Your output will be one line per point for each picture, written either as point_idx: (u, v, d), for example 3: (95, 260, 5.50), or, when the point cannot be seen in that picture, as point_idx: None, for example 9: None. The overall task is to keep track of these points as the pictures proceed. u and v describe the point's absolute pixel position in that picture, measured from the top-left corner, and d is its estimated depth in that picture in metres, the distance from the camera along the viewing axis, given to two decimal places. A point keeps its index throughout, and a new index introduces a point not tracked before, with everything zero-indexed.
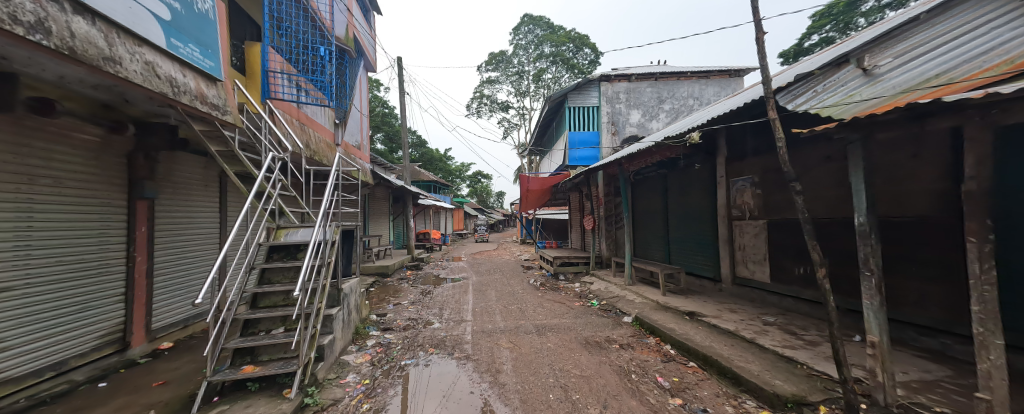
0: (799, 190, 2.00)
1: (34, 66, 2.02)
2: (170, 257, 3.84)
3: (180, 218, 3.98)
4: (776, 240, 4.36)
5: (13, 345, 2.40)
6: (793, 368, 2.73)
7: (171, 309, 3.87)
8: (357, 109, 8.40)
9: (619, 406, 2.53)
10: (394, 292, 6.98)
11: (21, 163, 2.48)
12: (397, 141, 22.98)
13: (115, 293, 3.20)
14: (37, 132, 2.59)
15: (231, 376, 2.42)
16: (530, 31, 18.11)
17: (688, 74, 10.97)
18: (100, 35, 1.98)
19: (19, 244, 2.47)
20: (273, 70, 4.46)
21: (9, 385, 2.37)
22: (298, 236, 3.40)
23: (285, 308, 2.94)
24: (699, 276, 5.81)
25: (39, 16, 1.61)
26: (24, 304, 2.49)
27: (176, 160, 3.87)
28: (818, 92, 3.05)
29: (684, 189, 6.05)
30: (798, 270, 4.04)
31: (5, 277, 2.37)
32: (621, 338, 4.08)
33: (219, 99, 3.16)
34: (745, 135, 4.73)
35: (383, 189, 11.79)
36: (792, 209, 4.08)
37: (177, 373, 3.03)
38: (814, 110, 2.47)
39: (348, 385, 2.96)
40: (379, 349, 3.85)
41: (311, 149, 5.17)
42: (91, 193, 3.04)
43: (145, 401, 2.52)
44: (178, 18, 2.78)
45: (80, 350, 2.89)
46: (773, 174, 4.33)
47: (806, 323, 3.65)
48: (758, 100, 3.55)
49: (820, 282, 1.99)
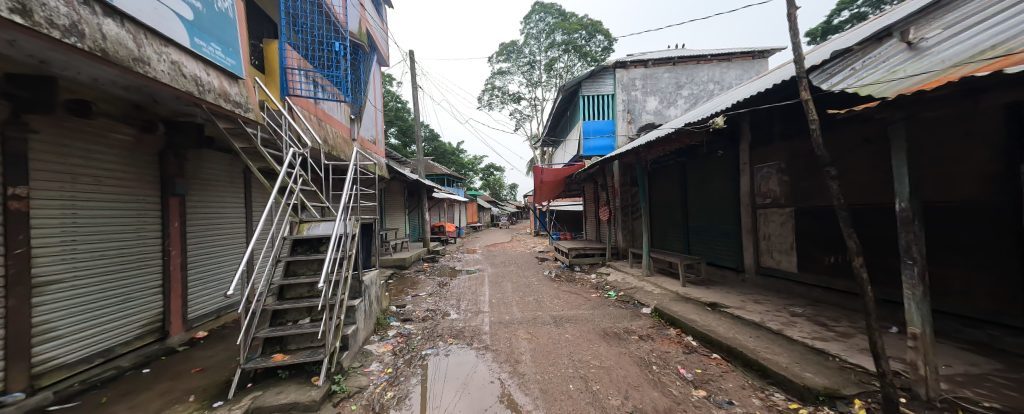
0: (834, 175, 1.90)
1: (72, 70, 2.12)
2: (201, 251, 3.99)
3: (210, 213, 4.14)
4: (805, 228, 4.18)
5: (64, 333, 2.59)
6: (824, 360, 2.63)
7: (204, 300, 4.04)
8: (372, 104, 8.51)
9: (642, 397, 2.51)
10: (413, 283, 7.11)
11: (65, 163, 2.64)
12: (411, 135, 23.19)
13: (153, 284, 3.38)
14: (77, 133, 2.73)
15: (263, 364, 2.53)
16: (541, 19, 17.69)
17: (708, 57, 10.54)
18: (129, 37, 2.05)
19: (67, 239, 2.64)
20: (291, 67, 4.53)
21: (62, 371, 2.57)
22: (320, 230, 3.50)
23: (310, 299, 3.04)
24: (721, 266, 5.65)
25: (73, 19, 1.69)
26: (73, 296, 2.66)
27: (203, 157, 4.01)
28: (856, 70, 2.75)
29: (706, 177, 5.84)
30: (828, 259, 3.86)
31: (54, 270, 2.53)
32: (640, 329, 4.02)
33: (241, 97, 3.22)
34: (771, 119, 4.50)
35: (398, 183, 11.83)
36: (823, 195, 3.89)
37: (213, 360, 3.18)
38: (852, 89, 2.31)
39: (372, 373, 3.05)
40: (400, 339, 3.94)
41: (329, 144, 5.23)
42: (129, 190, 3.20)
43: (185, 387, 2.67)
44: (200, 17, 2.82)
45: (125, 338, 3.07)
46: (802, 159, 4.13)
47: (837, 314, 3.50)
48: (789, 82, 3.35)
49: (857, 271, 1.90)
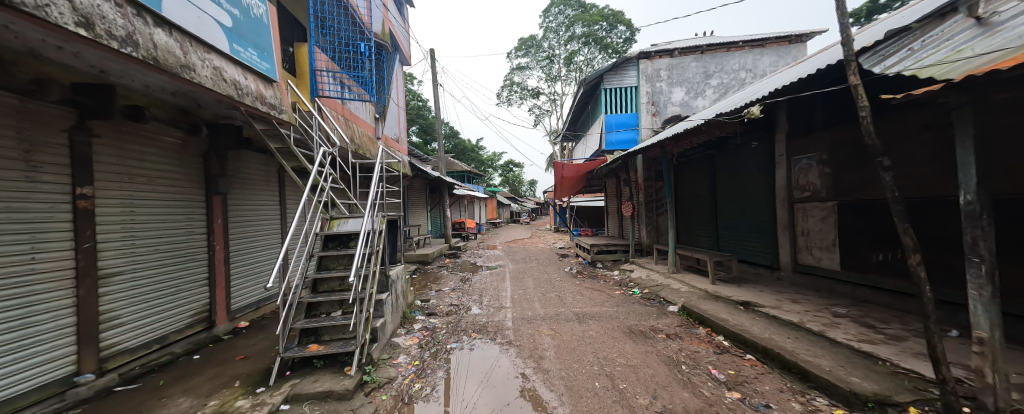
0: (888, 166, 1.75)
1: (127, 78, 2.29)
2: (241, 246, 4.23)
3: (248, 211, 4.37)
4: (849, 223, 3.90)
5: (127, 321, 2.83)
6: (873, 365, 2.46)
7: (245, 292, 4.29)
8: (395, 103, 8.70)
9: (671, 397, 2.44)
10: (436, 279, 7.25)
11: (123, 165, 2.87)
12: (432, 133, 23.59)
13: (200, 277, 3.62)
14: (133, 137, 2.96)
15: (299, 354, 2.66)
16: (560, 12, 17.35)
17: (739, 44, 10.02)
18: (177, 45, 2.18)
19: (126, 234, 2.86)
20: (320, 69, 4.71)
21: (125, 355, 2.81)
22: (349, 226, 3.61)
23: (341, 293, 3.16)
24: (753, 263, 5.39)
25: (128, 31, 1.82)
26: (132, 287, 2.89)
27: (241, 158, 4.24)
28: (913, 50, 2.49)
29: (737, 171, 5.56)
30: (877, 257, 3.60)
31: (116, 263, 2.76)
32: (667, 328, 3.92)
33: (275, 99, 3.37)
34: (812, 107, 4.21)
35: (420, 180, 12.07)
36: (871, 188, 3.61)
37: (255, 349, 3.38)
38: (910, 71, 2.11)
39: (400, 365, 3.14)
40: (425, 332, 4.03)
41: (355, 143, 5.39)
42: (178, 189, 3.43)
43: (231, 373, 2.85)
44: (238, 24, 2.97)
45: (177, 327, 3.31)
46: (847, 149, 3.84)
47: (886, 315, 3.26)
48: (833, 66, 3.12)
49: (914, 269, 1.75)
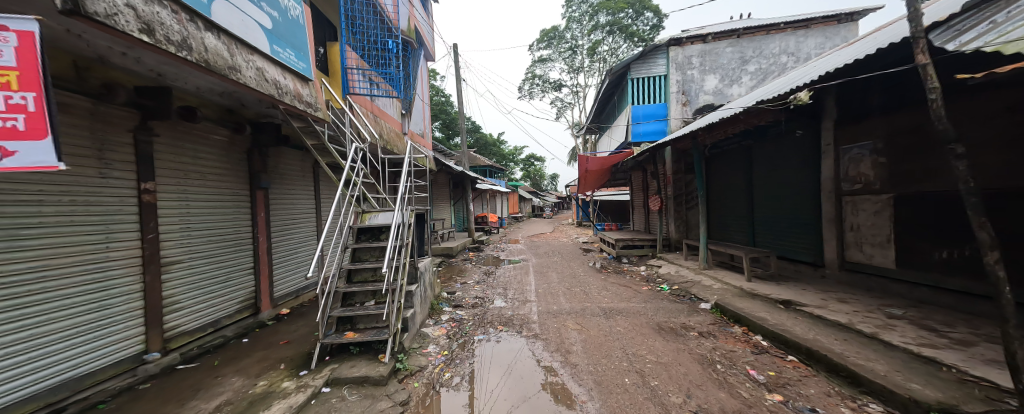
0: (962, 154, 1.58)
1: (182, 80, 2.46)
2: (281, 237, 4.47)
3: (287, 204, 4.61)
4: (907, 218, 3.58)
5: (185, 305, 3.08)
6: (936, 371, 2.26)
7: (286, 281, 4.54)
8: (420, 98, 8.86)
9: (707, 397, 2.36)
10: (460, 272, 7.39)
11: (179, 162, 3.09)
12: (454, 128, 23.87)
13: (247, 266, 3.87)
14: (186, 136, 3.18)
15: (337, 340, 2.80)
16: (584, 1, 16.90)
17: (780, 26, 9.35)
18: (224, 47, 2.31)
19: (183, 226, 3.10)
20: (350, 67, 4.89)
21: (185, 336, 3.07)
22: (380, 220, 3.73)
23: (374, 283, 3.28)
24: (794, 261, 5.08)
25: (183, 35, 1.95)
26: (189, 274, 3.14)
27: (279, 154, 4.47)
28: (996, 23, 2.21)
29: (778, 162, 5.23)
30: (941, 255, 3.29)
31: (175, 252, 3.00)
32: (699, 326, 3.78)
33: (311, 97, 3.51)
34: (866, 91, 3.87)
35: (443, 175, 12.26)
36: (935, 179, 3.29)
37: (296, 334, 3.59)
38: (993, 47, 1.88)
39: (430, 354, 3.22)
40: (453, 324, 4.12)
41: (383, 139, 5.53)
42: (226, 184, 3.67)
43: (276, 356, 3.04)
44: (277, 25, 3.10)
45: (227, 312, 3.57)
46: (907, 137, 3.51)
47: (949, 318, 2.99)
48: (892, 46, 2.85)
49: (993, 268, 1.57)
